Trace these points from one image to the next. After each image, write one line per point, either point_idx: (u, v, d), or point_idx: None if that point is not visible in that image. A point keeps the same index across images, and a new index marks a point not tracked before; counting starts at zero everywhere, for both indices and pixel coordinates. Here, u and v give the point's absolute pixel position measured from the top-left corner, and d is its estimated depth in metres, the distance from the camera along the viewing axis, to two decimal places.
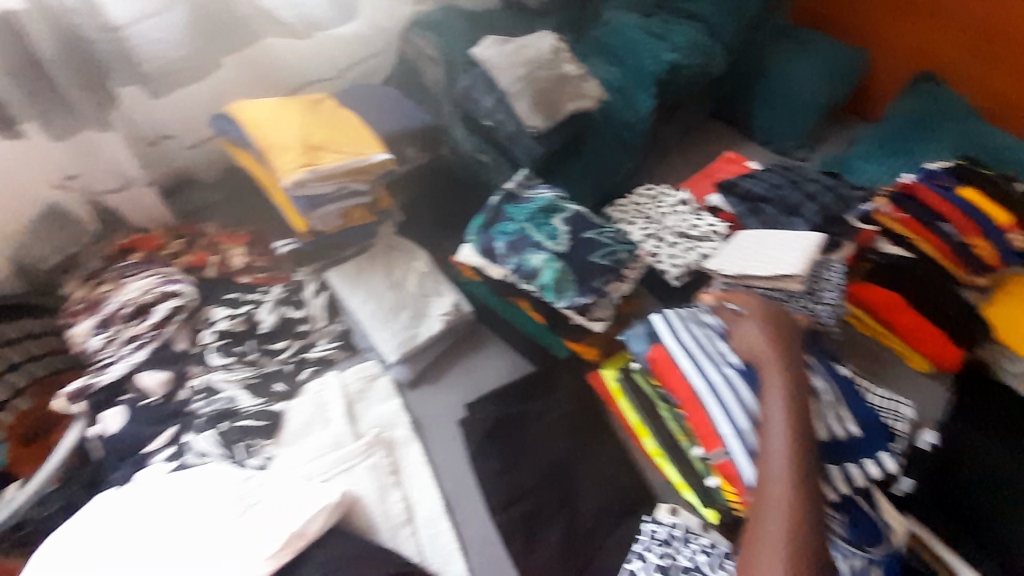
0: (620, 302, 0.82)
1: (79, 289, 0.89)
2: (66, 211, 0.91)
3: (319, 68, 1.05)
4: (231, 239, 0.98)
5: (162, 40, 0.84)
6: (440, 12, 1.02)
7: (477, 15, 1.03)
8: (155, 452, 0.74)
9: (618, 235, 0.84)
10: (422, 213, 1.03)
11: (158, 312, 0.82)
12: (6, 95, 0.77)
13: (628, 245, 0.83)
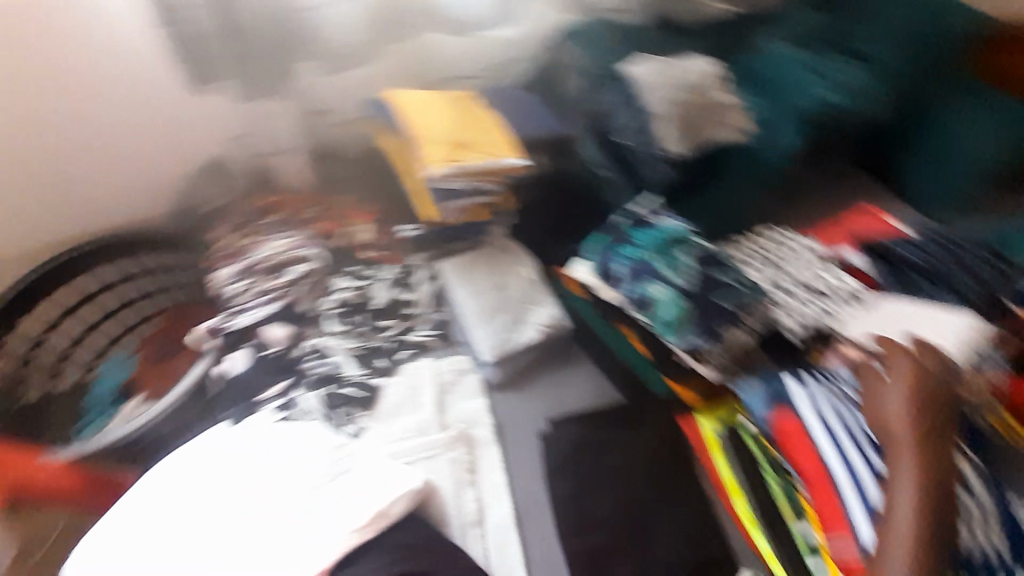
0: (736, 352, 0.76)
1: (226, 238, 1.00)
2: (227, 165, 1.06)
3: (464, 67, 1.09)
4: (358, 216, 1.04)
5: (344, 23, 0.96)
6: (590, 25, 1.01)
7: (627, 30, 0.99)
8: (268, 399, 0.82)
9: (743, 278, 0.80)
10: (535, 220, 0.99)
11: (292, 273, 0.93)
12: (218, 57, 0.92)
13: (755, 291, 0.78)
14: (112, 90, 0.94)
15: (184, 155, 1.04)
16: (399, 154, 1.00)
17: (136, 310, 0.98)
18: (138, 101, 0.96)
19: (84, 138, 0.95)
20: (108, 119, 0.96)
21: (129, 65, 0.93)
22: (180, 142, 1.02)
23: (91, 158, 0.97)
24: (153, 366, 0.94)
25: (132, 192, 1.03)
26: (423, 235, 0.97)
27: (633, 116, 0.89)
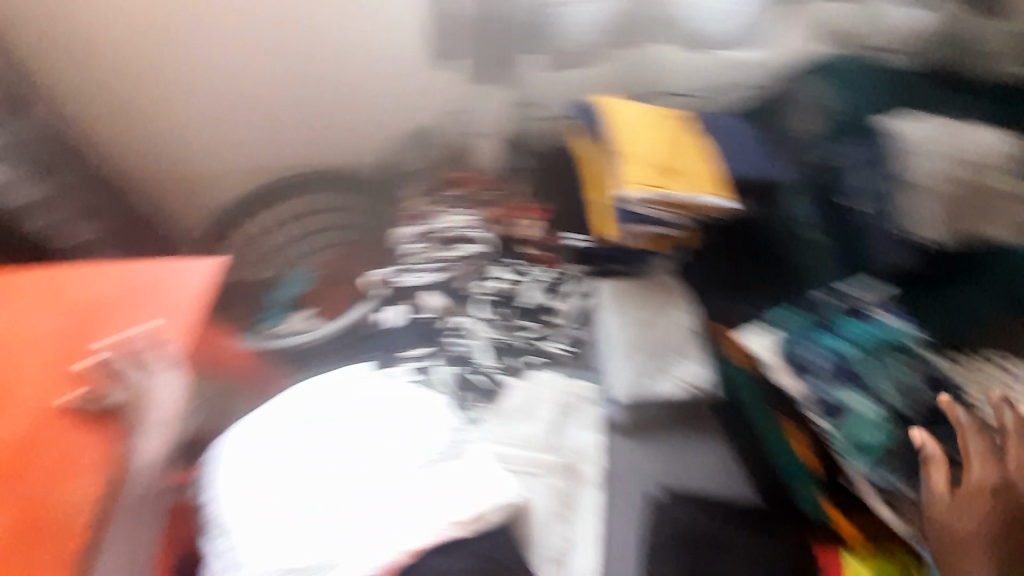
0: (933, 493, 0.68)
1: (412, 200, 1.09)
2: (428, 134, 1.13)
3: (681, 82, 1.02)
4: (523, 212, 1.02)
5: (583, 19, 0.96)
6: (851, 59, 0.85)
7: (902, 70, 0.81)
8: (408, 358, 0.89)
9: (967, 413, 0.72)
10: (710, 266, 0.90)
11: (461, 250, 0.99)
12: (469, 45, 1.02)
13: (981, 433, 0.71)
14: (367, 47, 1.04)
15: (398, 116, 1.11)
16: (589, 162, 0.97)
17: (325, 240, 1.14)
18: (381, 60, 1.05)
19: (330, 85, 1.09)
20: (353, 71, 1.07)
21: (386, 27, 1.02)
22: (398, 103, 1.10)
23: (330, 103, 1.10)
24: (328, 286, 1.10)
25: (347, 139, 1.14)
26: (587, 249, 0.95)
27: (880, 181, 0.78)
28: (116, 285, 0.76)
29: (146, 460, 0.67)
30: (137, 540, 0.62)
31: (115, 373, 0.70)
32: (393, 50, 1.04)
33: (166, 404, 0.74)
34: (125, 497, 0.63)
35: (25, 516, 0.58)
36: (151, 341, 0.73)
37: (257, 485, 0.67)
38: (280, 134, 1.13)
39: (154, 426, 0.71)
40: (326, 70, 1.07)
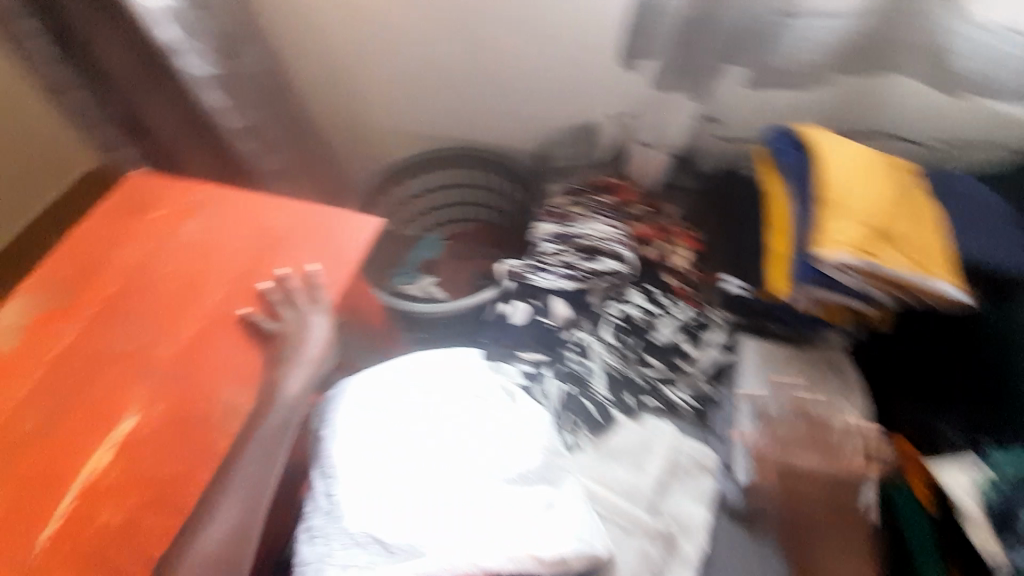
0: None
1: (561, 199, 1.05)
2: (599, 132, 1.13)
3: (910, 125, 0.93)
4: (686, 239, 0.97)
5: (813, 40, 0.82)
6: None
7: None
8: (522, 360, 0.86)
9: None
10: (879, 353, 0.81)
11: (604, 263, 0.91)
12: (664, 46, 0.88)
13: None
14: (562, 40, 1.01)
15: (570, 111, 1.12)
16: (779, 197, 0.80)
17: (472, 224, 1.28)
18: (571, 55, 1.03)
19: (515, 71, 1.09)
20: (541, 62, 1.06)
21: (588, 23, 0.97)
22: (574, 100, 1.10)
23: (510, 90, 1.12)
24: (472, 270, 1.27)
25: (514, 123, 1.18)
26: (745, 299, 0.83)
27: None
28: (291, 225, 0.84)
29: (288, 395, 0.70)
30: (264, 472, 0.64)
31: (277, 306, 0.76)
32: (587, 46, 1.01)
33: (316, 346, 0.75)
34: (263, 427, 0.66)
35: (176, 405, 0.68)
36: (307, 284, 0.78)
37: (359, 442, 0.70)
38: (457, 109, 1.19)
39: (305, 360, 0.73)
40: (515, 57, 1.06)
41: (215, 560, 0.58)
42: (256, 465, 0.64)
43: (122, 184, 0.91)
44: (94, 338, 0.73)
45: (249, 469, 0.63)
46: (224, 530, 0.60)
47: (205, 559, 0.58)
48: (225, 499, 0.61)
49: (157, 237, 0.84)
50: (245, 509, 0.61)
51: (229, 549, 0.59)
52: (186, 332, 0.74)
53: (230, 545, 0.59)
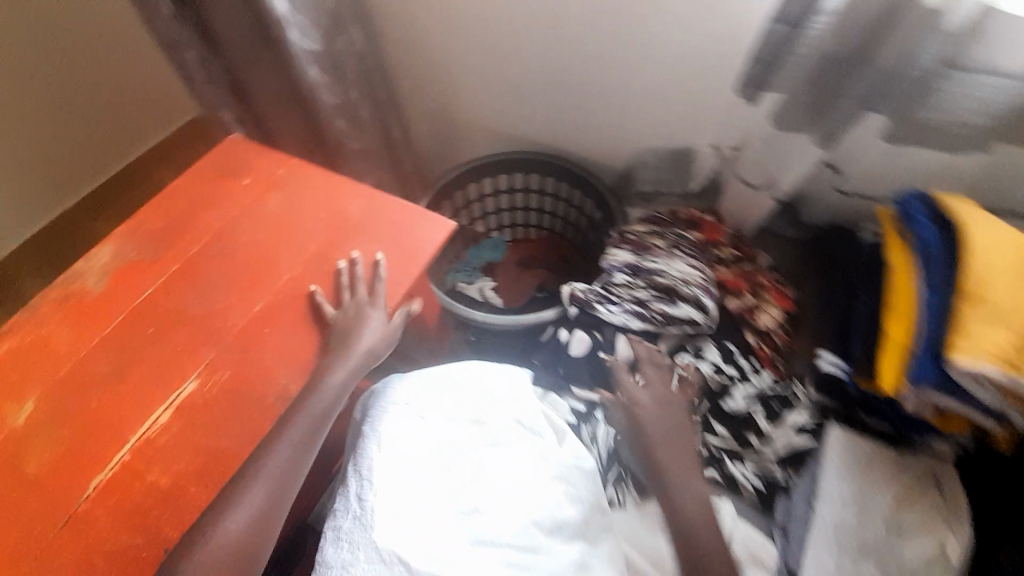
0: None
1: (641, 228, 0.99)
2: (695, 160, 1.04)
3: None
4: (778, 298, 0.87)
5: (979, 104, 0.70)
6: None
7: None
8: (575, 396, 0.86)
9: None
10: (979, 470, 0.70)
11: (682, 309, 0.82)
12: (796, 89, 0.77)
13: None
14: (676, 61, 0.92)
15: (665, 136, 1.04)
16: (906, 274, 0.69)
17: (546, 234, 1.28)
18: (683, 80, 0.94)
19: (615, 87, 1.01)
20: (645, 82, 0.97)
21: (709, 48, 0.88)
22: (674, 126, 1.02)
23: (605, 105, 1.05)
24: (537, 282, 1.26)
25: (604, 138, 1.11)
26: (842, 380, 0.73)
27: None
28: (365, 212, 0.84)
29: (331, 384, 0.68)
30: (297, 462, 0.63)
31: (341, 289, 0.76)
32: (703, 73, 0.92)
33: (368, 337, 0.72)
34: (304, 412, 0.66)
35: (236, 379, 0.69)
36: (372, 273, 0.78)
37: (395, 446, 0.68)
38: (546, 115, 1.14)
39: (357, 344, 0.71)
40: (618, 73, 0.98)
41: (235, 545, 0.57)
42: (291, 451, 0.63)
43: (221, 145, 0.94)
44: (171, 294, 0.76)
45: (283, 456, 0.63)
46: (246, 518, 0.59)
47: (232, 540, 0.58)
48: (254, 485, 0.61)
49: (243, 204, 0.86)
50: (271, 499, 0.60)
51: (255, 533, 0.59)
52: (256, 305, 0.75)
53: (256, 531, 0.59)
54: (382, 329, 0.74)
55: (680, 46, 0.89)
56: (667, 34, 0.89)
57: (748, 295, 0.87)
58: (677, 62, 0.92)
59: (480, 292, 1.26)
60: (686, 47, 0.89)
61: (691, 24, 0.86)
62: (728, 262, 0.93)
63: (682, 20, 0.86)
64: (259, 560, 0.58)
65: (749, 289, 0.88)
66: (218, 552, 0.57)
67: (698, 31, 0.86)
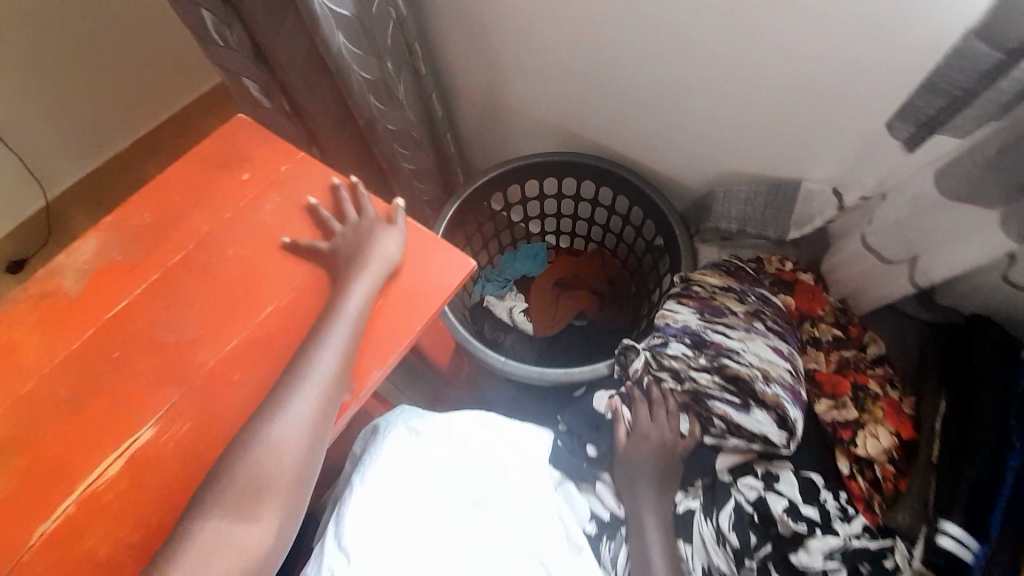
0: None
1: (715, 278, 0.78)
2: (798, 197, 0.79)
3: None
4: (893, 418, 0.68)
5: None
6: None
7: None
8: (600, 496, 0.72)
9: None
10: None
11: (755, 420, 0.65)
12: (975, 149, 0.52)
13: None
14: (795, 74, 0.69)
15: (759, 165, 0.82)
16: None
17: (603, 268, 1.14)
18: (799, 99, 0.71)
19: (705, 98, 0.79)
20: (747, 96, 0.75)
21: (847, 63, 0.64)
22: (772, 154, 0.79)
23: (688, 117, 0.83)
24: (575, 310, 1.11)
25: (678, 154, 0.91)
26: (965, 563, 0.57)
27: None
28: (365, 228, 0.69)
29: (353, 307, 0.62)
30: (337, 386, 0.59)
31: (327, 220, 0.71)
32: (828, 93, 0.69)
33: (347, 314, 0.61)
34: (325, 331, 0.60)
35: (191, 435, 0.57)
36: (361, 226, 0.70)
37: (392, 453, 0.67)
38: (611, 118, 0.94)
39: (341, 323, 0.61)
40: (715, 82, 0.76)
41: (278, 468, 0.55)
42: (328, 381, 0.58)
43: (225, 128, 0.81)
44: (144, 313, 0.65)
45: (318, 385, 0.58)
46: (282, 450, 0.55)
47: (272, 468, 0.54)
48: (288, 410, 0.56)
49: (236, 205, 0.74)
50: (317, 417, 0.57)
51: (295, 460, 0.55)
52: (229, 342, 0.62)
53: (299, 453, 0.56)
54: (363, 315, 0.62)
55: (807, 55, 0.66)
56: (791, 39, 0.65)
57: (850, 408, 0.68)
58: (797, 75, 0.69)
59: (511, 312, 1.11)
60: (815, 58, 0.66)
61: (829, 27, 0.62)
62: (826, 352, 0.73)
63: (817, 20, 0.62)
64: (311, 477, 0.57)
65: (850, 396, 0.69)
66: (262, 477, 0.54)
67: (835, 39, 0.63)
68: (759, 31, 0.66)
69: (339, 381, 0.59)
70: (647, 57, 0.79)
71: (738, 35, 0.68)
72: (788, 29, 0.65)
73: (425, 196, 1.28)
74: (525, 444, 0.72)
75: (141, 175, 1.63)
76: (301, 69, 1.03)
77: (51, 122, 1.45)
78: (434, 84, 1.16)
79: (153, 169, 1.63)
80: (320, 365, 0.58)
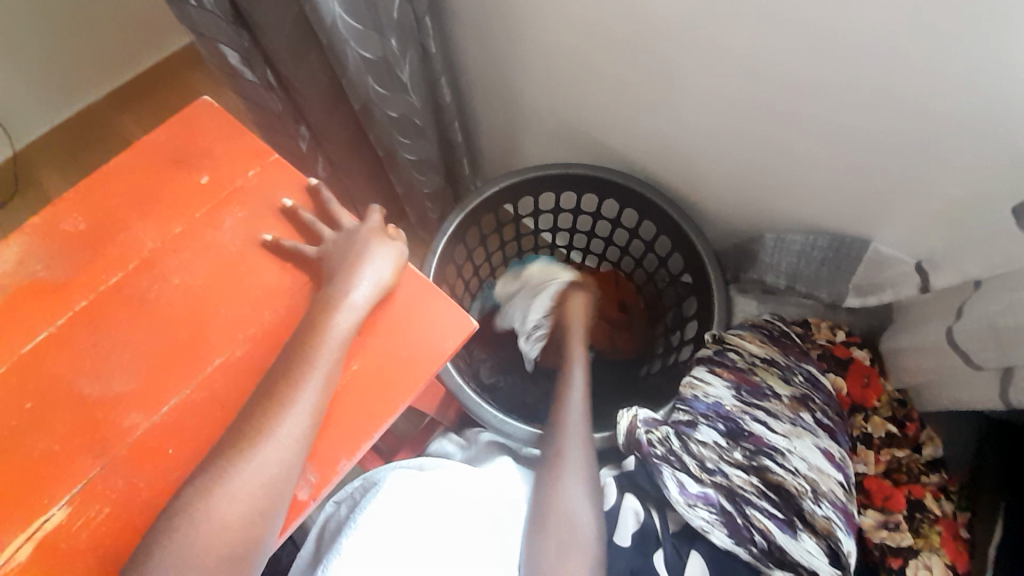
0: None
1: (754, 346, 0.67)
2: (861, 258, 0.69)
3: None
4: (954, 547, 0.60)
5: None
6: None
7: None
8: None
9: None
10: None
11: (802, 548, 0.54)
12: None
13: None
14: (906, 109, 0.56)
15: (825, 208, 0.70)
16: None
17: (625, 293, 1.01)
18: (900, 144, 0.59)
19: (778, 124, 0.66)
20: (833, 127, 0.62)
21: (976, 105, 0.52)
22: (846, 201, 0.67)
23: (753, 143, 0.70)
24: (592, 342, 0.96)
25: (725, 186, 0.78)
26: None
27: None
28: (340, 264, 0.56)
29: (333, 344, 0.51)
30: (292, 458, 0.47)
31: (311, 224, 0.59)
32: (945, 139, 0.56)
33: (309, 390, 0.49)
34: (291, 385, 0.48)
35: (112, 518, 0.47)
36: (346, 254, 0.57)
37: (388, 487, 0.61)
38: (655, 131, 0.79)
39: (300, 399, 0.48)
40: (800, 105, 0.62)
41: (225, 545, 0.45)
42: (288, 450, 0.47)
43: (183, 113, 0.65)
44: (61, 356, 0.54)
45: (273, 456, 0.47)
46: (224, 538, 0.45)
47: (210, 547, 0.44)
48: (236, 479, 0.46)
49: (190, 217, 0.60)
50: (264, 494, 0.46)
51: (235, 537, 0.45)
52: (163, 406, 0.51)
53: (244, 529, 0.45)
54: (324, 387, 0.49)
55: (932, 87, 0.53)
56: (913, 64, 0.53)
57: (904, 532, 0.61)
58: (911, 110, 0.56)
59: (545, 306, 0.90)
60: (938, 94, 0.53)
61: (970, 60, 0.49)
62: (876, 451, 0.66)
63: (956, 48, 0.49)
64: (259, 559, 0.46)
65: (904, 514, 0.62)
66: (199, 557, 0.44)
67: (974, 74, 0.50)
68: (874, 52, 0.54)
69: (285, 478, 0.47)
70: (719, 67, 0.64)
71: (845, 51, 0.55)
72: (917, 51, 0.51)
73: (426, 189, 1.11)
74: (524, 514, 0.64)
75: (115, 130, 1.43)
76: (289, 34, 0.86)
77: (17, 61, 1.26)
78: (444, 65, 0.99)
79: (130, 125, 1.44)
80: (265, 455, 0.46)
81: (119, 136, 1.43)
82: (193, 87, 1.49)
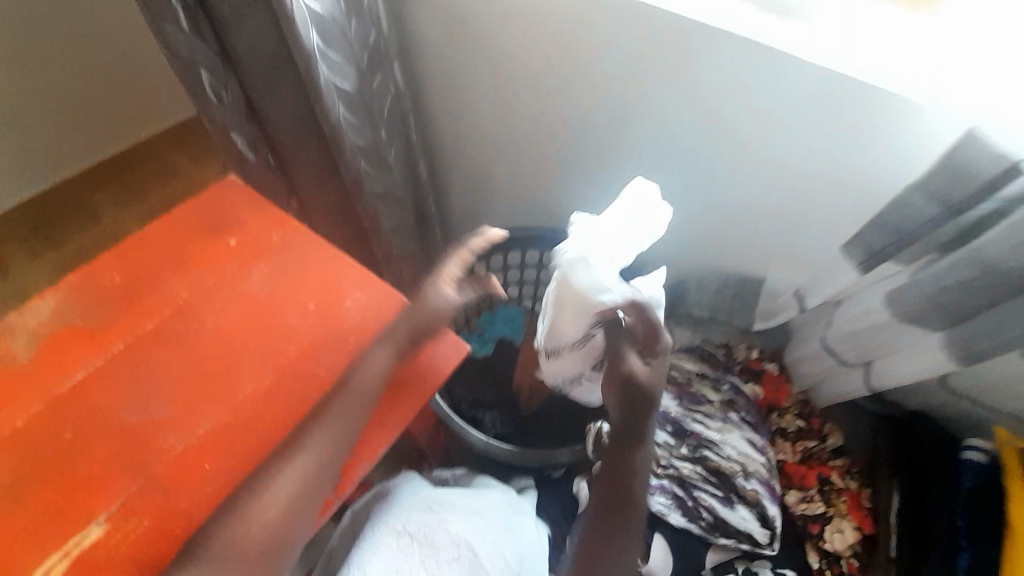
0: None
1: (690, 365, 0.82)
2: (761, 293, 0.90)
3: None
4: (854, 509, 0.83)
5: None
6: None
7: None
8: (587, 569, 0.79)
9: None
10: None
11: (738, 515, 0.70)
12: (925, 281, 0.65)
13: None
14: (770, 184, 0.79)
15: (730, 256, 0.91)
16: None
17: None
18: (770, 208, 0.82)
19: (687, 195, 0.88)
20: (725, 198, 0.85)
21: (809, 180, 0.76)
22: (742, 250, 0.89)
23: (671, 209, 0.91)
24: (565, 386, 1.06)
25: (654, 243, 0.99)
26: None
27: None
28: (358, 306, 0.68)
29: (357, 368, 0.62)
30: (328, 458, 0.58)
31: (326, 274, 0.71)
32: (798, 203, 0.79)
33: (336, 404, 0.59)
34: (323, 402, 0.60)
35: (148, 533, 0.53)
36: (362, 297, 0.69)
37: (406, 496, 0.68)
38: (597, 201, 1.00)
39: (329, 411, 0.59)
40: (698, 181, 0.85)
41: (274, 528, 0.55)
42: (326, 450, 0.58)
43: (212, 188, 0.78)
44: (95, 395, 0.60)
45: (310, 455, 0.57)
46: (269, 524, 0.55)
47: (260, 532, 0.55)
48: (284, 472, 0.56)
49: (221, 273, 0.70)
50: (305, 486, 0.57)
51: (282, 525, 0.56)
52: (198, 429, 0.59)
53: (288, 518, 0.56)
54: (350, 402, 0.60)
55: (787, 166, 0.76)
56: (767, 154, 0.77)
57: (818, 501, 0.83)
58: (776, 183, 0.79)
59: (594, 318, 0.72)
60: (792, 171, 0.76)
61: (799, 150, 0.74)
62: (792, 443, 0.88)
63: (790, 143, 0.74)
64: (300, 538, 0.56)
65: (816, 489, 0.84)
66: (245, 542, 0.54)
67: (804, 160, 0.74)
68: (741, 145, 0.78)
69: (322, 477, 0.58)
70: (642, 154, 0.87)
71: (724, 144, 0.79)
72: (771, 143, 0.75)
73: (403, 253, 1.25)
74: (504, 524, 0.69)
75: (88, 205, 1.51)
76: (293, 125, 1.03)
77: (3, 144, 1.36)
78: (424, 150, 1.18)
79: (104, 200, 1.52)
80: (303, 459, 0.57)
81: (92, 210, 1.50)
82: (170, 166, 1.60)
